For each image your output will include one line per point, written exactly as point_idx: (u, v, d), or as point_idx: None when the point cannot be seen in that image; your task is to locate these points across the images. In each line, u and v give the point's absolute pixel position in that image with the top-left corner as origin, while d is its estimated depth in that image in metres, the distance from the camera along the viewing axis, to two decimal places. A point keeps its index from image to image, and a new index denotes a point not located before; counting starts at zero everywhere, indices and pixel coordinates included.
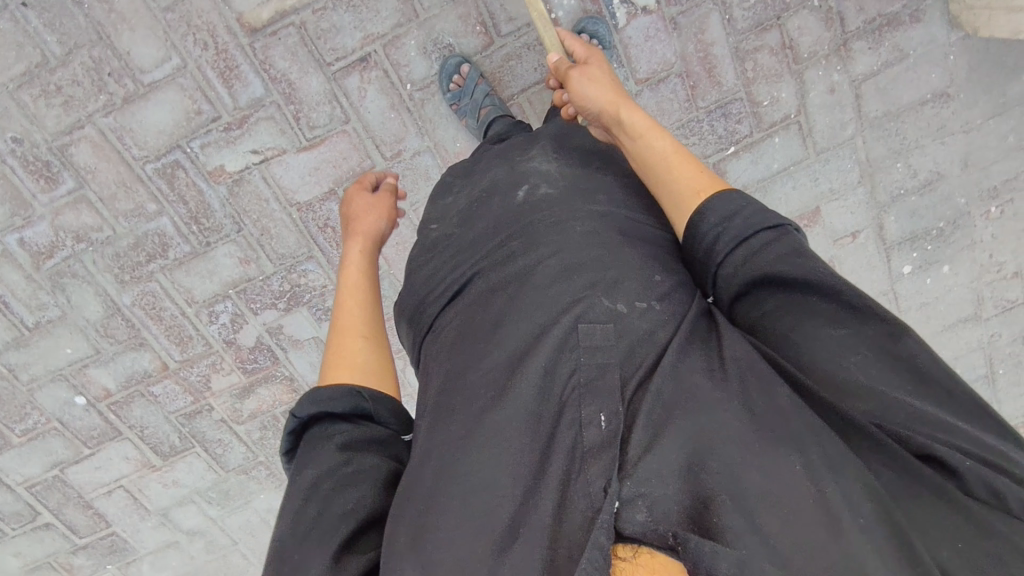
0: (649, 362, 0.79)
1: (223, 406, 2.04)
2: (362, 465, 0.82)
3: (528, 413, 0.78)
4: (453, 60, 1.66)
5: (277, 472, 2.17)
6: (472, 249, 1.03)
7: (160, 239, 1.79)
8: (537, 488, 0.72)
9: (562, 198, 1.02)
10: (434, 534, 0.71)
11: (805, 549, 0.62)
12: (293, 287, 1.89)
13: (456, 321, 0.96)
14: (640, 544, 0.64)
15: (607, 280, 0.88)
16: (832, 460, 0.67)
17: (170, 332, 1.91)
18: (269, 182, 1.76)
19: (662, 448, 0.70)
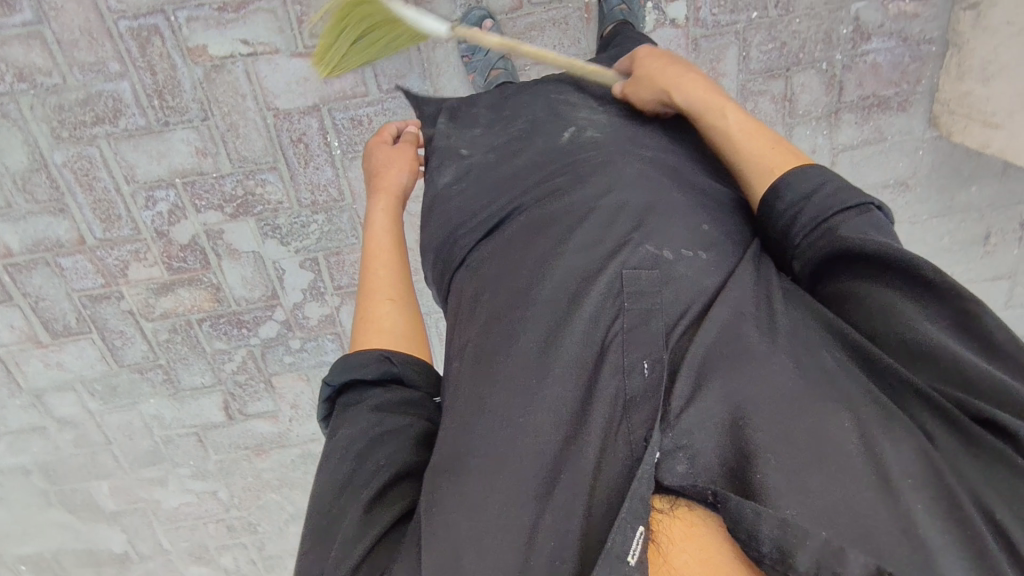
0: (695, 310, 0.83)
1: (135, 298, 1.90)
2: (395, 424, 0.87)
3: (572, 362, 0.82)
4: (477, 13, 1.59)
5: (174, 380, 2.06)
6: (515, 182, 1.10)
7: (114, 104, 1.64)
8: (579, 437, 0.76)
9: (608, 141, 1.08)
10: (473, 480, 0.76)
11: (853, 504, 0.63)
12: (246, 195, 1.78)
13: (496, 263, 0.99)
14: (677, 497, 0.70)
15: (653, 224, 0.93)
16: (884, 419, 0.68)
17: (98, 206, 1.76)
18: (251, 79, 1.65)
19: (705, 401, 0.73)
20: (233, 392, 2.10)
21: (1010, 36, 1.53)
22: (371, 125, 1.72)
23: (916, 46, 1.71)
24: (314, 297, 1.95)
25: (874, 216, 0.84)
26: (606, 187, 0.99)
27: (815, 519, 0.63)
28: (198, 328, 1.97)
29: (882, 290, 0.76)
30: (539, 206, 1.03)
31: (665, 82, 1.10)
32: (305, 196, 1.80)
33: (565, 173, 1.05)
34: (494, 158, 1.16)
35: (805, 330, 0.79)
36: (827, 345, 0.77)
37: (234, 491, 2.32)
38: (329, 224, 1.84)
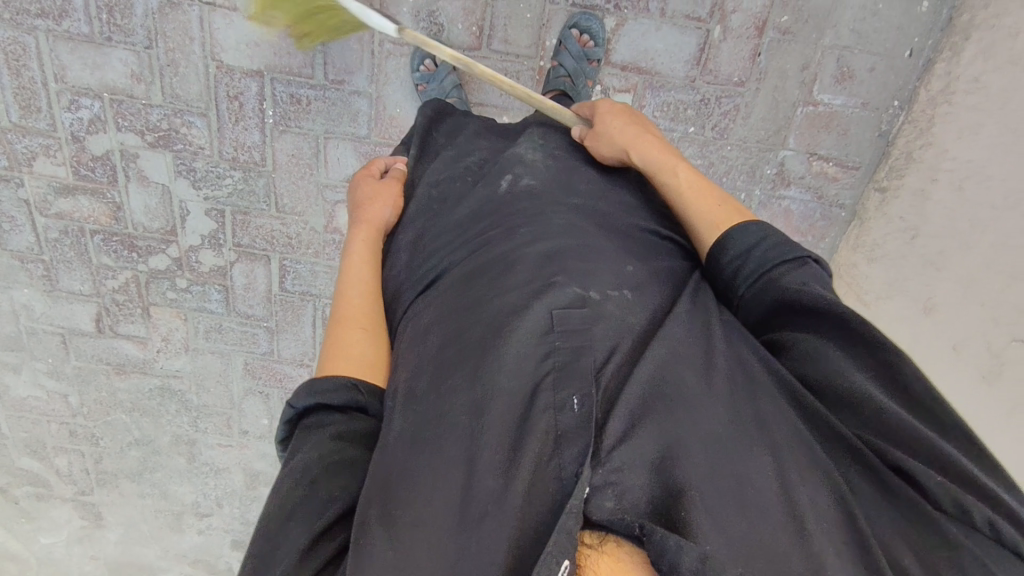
0: (625, 347, 0.88)
1: (35, 190, 1.91)
2: (349, 456, 0.89)
3: (503, 397, 0.83)
4: (434, 45, 1.64)
5: (53, 278, 2.07)
6: (457, 233, 1.10)
7: (62, 5, 1.66)
8: (508, 472, 0.78)
9: (545, 190, 1.11)
10: (402, 515, 0.78)
11: (770, 551, 0.70)
12: (170, 130, 1.79)
13: (434, 310, 1.00)
14: (606, 533, 0.73)
15: (583, 270, 0.96)
16: (805, 473, 0.76)
17: (20, 93, 1.76)
18: (204, 26, 1.67)
19: (637, 438, 0.77)
20: (108, 308, 2.12)
21: (899, 230, 1.63)
22: (307, 106, 1.75)
23: (827, 207, 1.77)
24: (211, 246, 1.98)
25: (806, 269, 0.95)
26: (532, 237, 1.02)
27: (736, 560, 0.68)
28: (89, 239, 1.98)
29: (816, 341, 0.87)
30: (472, 258, 1.04)
31: (622, 140, 1.17)
32: (227, 150, 1.82)
33: (496, 224, 1.07)
34: (439, 203, 1.19)
35: (742, 377, 0.86)
36: (767, 391, 0.85)
37: (85, 400, 2.34)
38: (244, 182, 1.87)
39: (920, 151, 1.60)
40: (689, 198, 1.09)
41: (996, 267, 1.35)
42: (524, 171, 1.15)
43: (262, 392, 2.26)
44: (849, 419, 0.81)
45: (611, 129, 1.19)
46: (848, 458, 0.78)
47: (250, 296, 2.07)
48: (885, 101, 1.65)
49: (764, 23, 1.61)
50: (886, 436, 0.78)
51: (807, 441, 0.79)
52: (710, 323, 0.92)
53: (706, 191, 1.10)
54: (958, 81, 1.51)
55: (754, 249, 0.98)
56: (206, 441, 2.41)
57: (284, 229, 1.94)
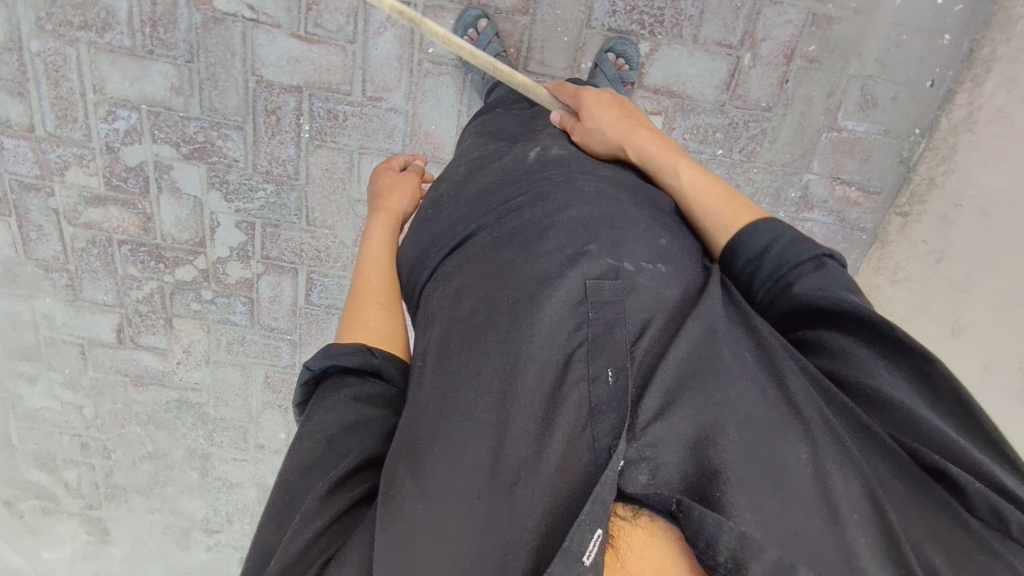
0: (659, 322, 0.90)
1: (65, 199, 1.91)
2: (366, 416, 0.94)
3: (537, 365, 0.88)
4: (472, 12, 1.62)
5: (77, 288, 2.07)
6: (484, 202, 1.11)
7: (105, 17, 1.67)
8: (541, 439, 0.82)
9: (573, 160, 1.14)
10: (432, 470, 0.83)
11: (803, 533, 0.72)
12: (205, 142, 1.81)
13: (463, 275, 1.02)
14: (639, 507, 0.78)
15: (612, 239, 0.99)
16: (833, 454, 0.77)
17: (58, 103, 1.77)
18: (246, 42, 1.69)
19: (672, 418, 0.80)
20: (131, 318, 2.12)
21: (922, 254, 1.69)
22: (344, 122, 1.78)
23: (849, 230, 1.82)
24: (239, 258, 1.99)
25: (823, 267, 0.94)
26: (564, 203, 1.04)
27: (771, 538, 0.71)
28: (116, 249, 1.99)
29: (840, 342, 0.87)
30: (498, 225, 1.06)
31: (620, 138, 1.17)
32: (262, 163, 1.84)
33: (526, 191, 1.09)
34: (466, 172, 1.21)
35: (774, 359, 0.86)
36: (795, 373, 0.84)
37: (100, 412, 2.32)
38: (275, 196, 1.89)
39: (943, 177, 1.66)
40: (696, 194, 1.10)
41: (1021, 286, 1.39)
42: (553, 144, 1.18)
43: (281, 405, 2.26)
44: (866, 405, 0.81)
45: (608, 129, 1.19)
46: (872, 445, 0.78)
47: (275, 308, 2.07)
48: (907, 129, 1.71)
49: (792, 52, 1.66)
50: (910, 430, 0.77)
51: (835, 427, 0.79)
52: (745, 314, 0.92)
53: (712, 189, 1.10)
54: (981, 110, 1.58)
55: (774, 244, 0.98)
56: (221, 455, 2.39)
57: (313, 242, 1.96)
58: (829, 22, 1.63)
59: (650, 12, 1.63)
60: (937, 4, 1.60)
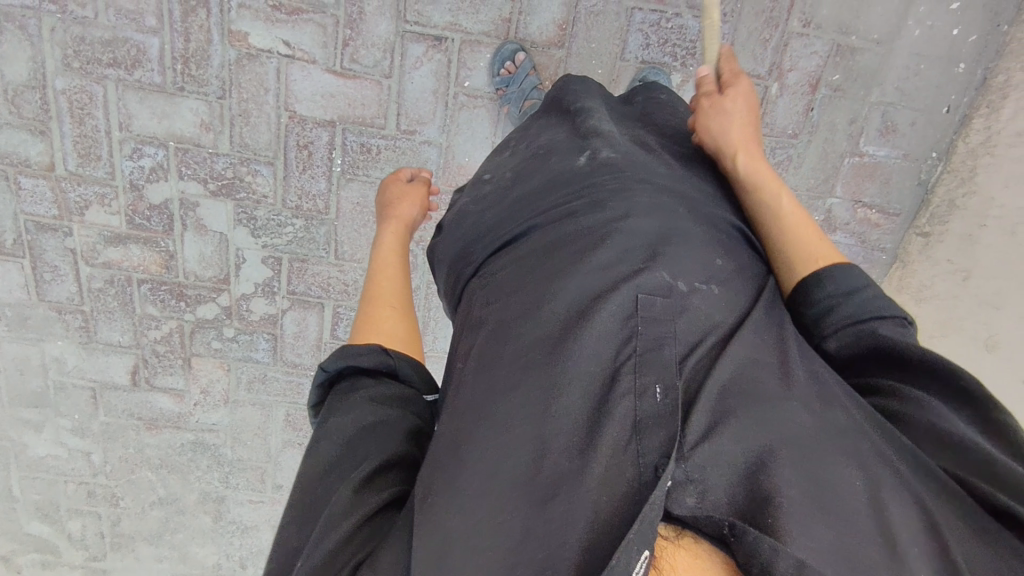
0: (709, 342, 0.87)
1: (83, 239, 1.86)
2: (387, 416, 0.92)
3: (582, 378, 0.83)
4: (510, 46, 1.65)
5: (91, 330, 2.00)
6: (533, 203, 1.10)
7: (135, 54, 1.64)
8: (584, 452, 0.78)
9: (626, 165, 1.08)
10: (468, 481, 0.80)
11: (860, 559, 0.69)
12: (234, 178, 1.78)
13: (506, 277, 1.01)
14: (683, 528, 0.73)
15: (668, 254, 0.94)
16: (887, 481, 0.76)
17: (81, 141, 1.73)
18: (280, 78, 1.67)
19: (721, 441, 0.77)
20: (147, 359, 2.05)
21: (947, 272, 1.75)
22: (377, 155, 1.77)
23: (869, 251, 1.89)
24: (264, 294, 1.95)
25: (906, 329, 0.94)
26: (624, 211, 0.99)
27: (830, 563, 0.68)
28: (135, 288, 1.93)
29: (913, 392, 0.87)
30: (556, 227, 1.03)
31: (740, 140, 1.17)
32: (291, 198, 1.82)
33: (580, 196, 1.05)
34: (511, 179, 1.19)
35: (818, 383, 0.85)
36: (841, 402, 0.84)
37: (109, 457, 2.23)
38: (304, 231, 1.86)
39: (964, 200, 1.72)
40: (793, 220, 1.09)
41: None
42: (602, 146, 1.13)
43: (302, 444, 2.21)
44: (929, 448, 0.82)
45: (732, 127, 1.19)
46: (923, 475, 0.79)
47: (299, 344, 2.03)
48: (925, 153, 1.78)
49: (817, 81, 1.71)
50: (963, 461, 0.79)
51: (886, 453, 0.80)
52: (781, 336, 0.91)
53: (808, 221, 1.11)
54: (1000, 135, 1.65)
55: (858, 294, 0.97)
56: (236, 498, 2.31)
57: (341, 276, 1.93)
58: (853, 52, 1.69)
59: (682, 45, 1.67)
60: (953, 36, 1.67)
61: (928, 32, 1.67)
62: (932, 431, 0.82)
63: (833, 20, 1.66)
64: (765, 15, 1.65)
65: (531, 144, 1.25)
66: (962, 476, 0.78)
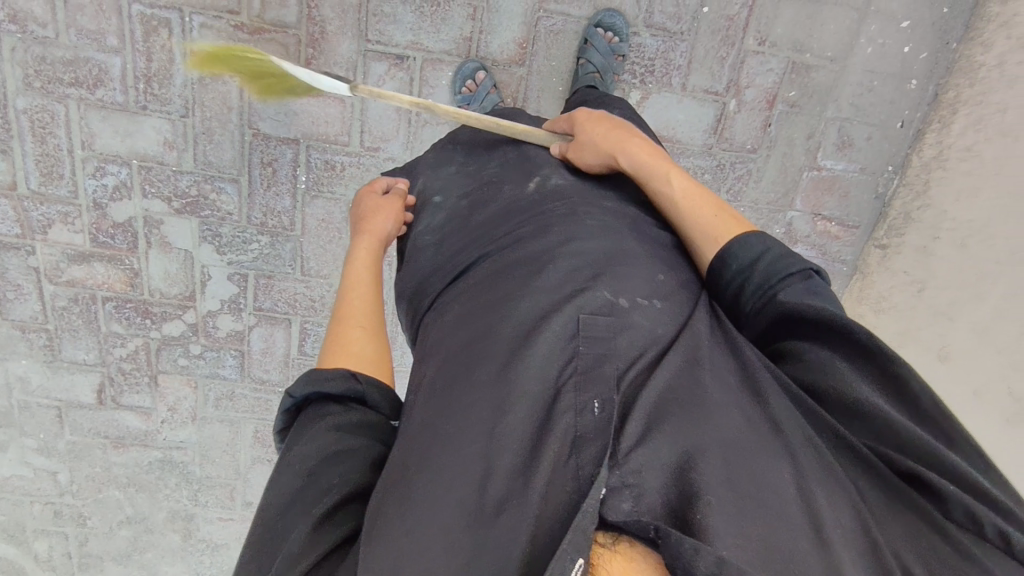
0: (649, 356, 0.88)
1: (47, 257, 1.85)
2: (351, 445, 0.90)
3: (525, 396, 0.84)
4: (471, 65, 1.66)
5: (56, 348, 1.98)
6: (487, 236, 1.14)
7: (97, 74, 1.64)
8: (528, 466, 0.79)
9: (573, 194, 1.15)
10: (415, 506, 0.79)
11: (790, 554, 0.70)
12: (198, 196, 1.79)
13: (461, 304, 1.04)
14: (619, 533, 0.72)
15: (612, 275, 0.97)
16: (819, 474, 0.77)
17: (43, 160, 1.73)
18: (243, 96, 1.68)
19: (655, 442, 0.77)
20: (112, 377, 2.04)
21: (904, 283, 1.77)
22: (341, 172, 1.78)
23: (830, 262, 1.91)
24: (230, 311, 1.95)
25: (811, 281, 0.94)
26: (566, 237, 1.04)
27: (754, 561, 0.68)
28: (100, 306, 1.92)
29: (829, 354, 0.85)
30: (502, 257, 1.07)
31: (608, 150, 1.16)
32: (256, 216, 1.82)
33: (530, 224, 1.10)
34: (468, 207, 1.24)
35: (753, 380, 0.87)
36: (779, 396, 0.85)
37: (76, 477, 2.20)
38: (269, 247, 1.87)
39: (918, 212, 1.76)
40: (687, 201, 1.08)
41: (988, 336, 1.49)
42: (553, 174, 1.21)
43: (271, 460, 2.20)
44: (848, 425, 0.82)
45: (595, 152, 1.18)
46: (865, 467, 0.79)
47: (267, 360, 2.03)
48: (881, 167, 1.81)
49: (774, 97, 1.74)
50: (892, 442, 0.78)
51: (820, 446, 0.81)
52: (719, 340, 0.93)
53: (703, 200, 1.07)
54: (951, 149, 1.68)
55: (763, 256, 0.97)
56: (206, 515, 2.29)
57: (307, 292, 1.93)
58: (808, 70, 1.72)
59: (641, 63, 1.70)
60: (904, 53, 1.71)
61: (879, 50, 1.71)
62: (845, 402, 0.82)
63: (788, 38, 1.69)
64: (722, 33, 1.68)
65: (484, 168, 1.31)
66: (890, 455, 0.77)
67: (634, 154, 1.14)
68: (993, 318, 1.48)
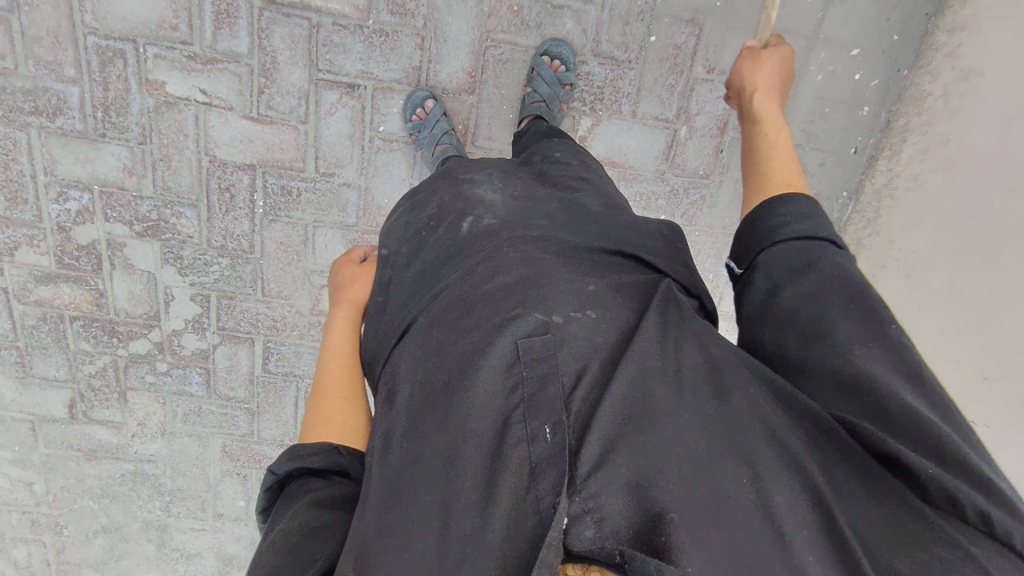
0: (593, 369, 0.85)
1: (15, 278, 1.90)
2: (335, 517, 0.87)
3: (473, 431, 0.83)
4: (420, 94, 1.69)
5: (27, 365, 2.04)
6: (423, 280, 1.07)
7: (56, 103, 1.69)
8: (486, 502, 0.77)
9: (502, 228, 1.06)
10: (381, 562, 0.77)
11: (755, 564, 0.67)
12: (159, 220, 1.83)
13: (402, 351, 1.00)
14: (588, 563, 0.69)
15: (539, 295, 0.94)
16: (777, 476, 0.73)
17: (7, 185, 1.78)
18: (199, 124, 1.72)
19: (613, 466, 0.75)
20: (82, 393, 2.09)
21: None
22: (298, 198, 1.81)
23: None
24: (194, 330, 1.99)
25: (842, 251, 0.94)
26: (494, 267, 1.00)
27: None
28: (68, 325, 1.97)
29: (824, 314, 0.85)
30: (430, 304, 1.01)
31: (761, 83, 1.22)
32: (216, 239, 1.86)
33: (457, 267, 1.03)
34: (405, 255, 1.16)
35: (708, 385, 0.83)
36: (736, 399, 0.81)
37: (51, 487, 2.26)
38: (230, 269, 1.90)
39: (869, 240, 1.77)
40: (778, 150, 1.11)
41: (952, 353, 1.49)
42: (484, 211, 1.10)
43: (240, 473, 2.24)
44: (832, 399, 0.80)
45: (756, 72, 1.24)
46: (831, 459, 0.75)
47: (232, 377, 2.07)
48: (835, 193, 1.80)
49: (725, 124, 1.75)
50: (874, 410, 0.77)
51: (784, 444, 0.76)
52: (667, 345, 0.88)
53: (787, 156, 1.10)
54: (900, 177, 1.69)
55: (812, 213, 0.96)
56: (178, 526, 2.34)
57: (269, 312, 1.97)
58: None
59: (590, 91, 1.71)
60: (855, 81, 1.71)
61: (829, 77, 1.70)
62: (835, 378, 0.80)
63: None
64: (669, 61, 1.68)
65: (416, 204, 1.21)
66: (868, 430, 0.75)
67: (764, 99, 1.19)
68: (940, 343, 1.52)
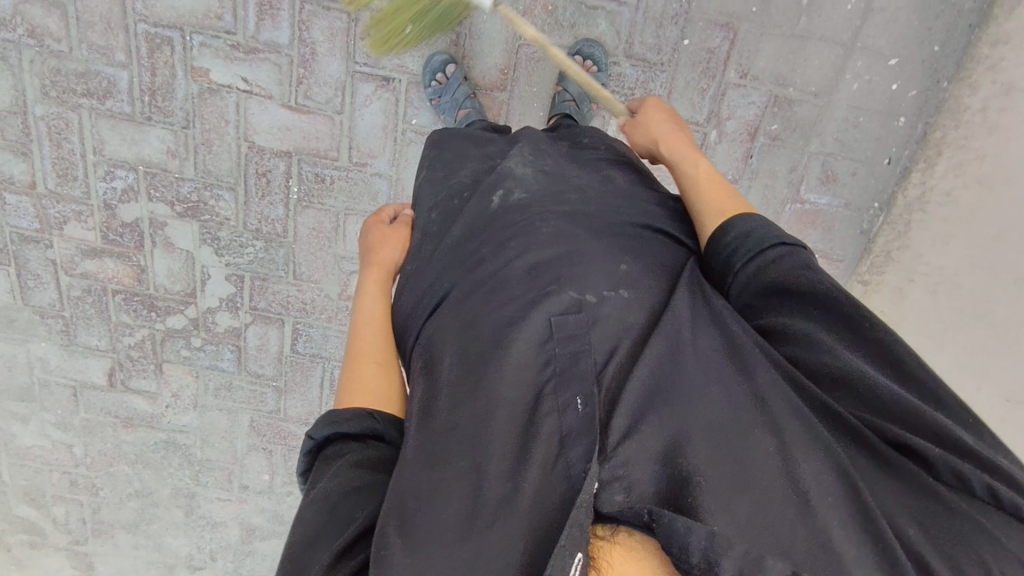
0: (624, 348, 0.89)
1: (62, 251, 2.00)
2: (373, 479, 0.88)
3: (506, 403, 0.87)
4: (439, 58, 1.71)
5: (70, 333, 2.14)
6: (452, 252, 1.09)
7: (106, 86, 1.77)
8: (517, 469, 0.81)
9: (536, 203, 1.08)
10: (419, 523, 0.80)
11: (777, 528, 0.72)
12: (198, 202, 1.90)
13: (429, 331, 1.02)
14: (617, 524, 0.76)
15: (573, 274, 0.97)
16: (803, 442, 0.78)
17: (59, 162, 1.87)
18: (240, 111, 1.79)
19: (643, 436, 0.80)
20: (121, 363, 2.19)
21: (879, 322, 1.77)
22: (331, 185, 1.87)
23: None
24: (228, 308, 2.06)
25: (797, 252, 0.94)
26: (521, 252, 1.02)
27: (748, 534, 0.71)
28: (110, 298, 2.06)
29: (812, 328, 0.87)
30: (467, 274, 1.04)
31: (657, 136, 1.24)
32: (252, 222, 1.92)
33: (488, 241, 1.06)
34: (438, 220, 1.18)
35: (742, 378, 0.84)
36: (761, 375, 0.84)
37: (89, 451, 2.37)
38: (264, 252, 1.97)
39: (898, 252, 1.76)
40: (703, 184, 1.12)
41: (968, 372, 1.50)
42: (515, 184, 1.12)
43: (266, 448, 2.32)
44: (842, 397, 0.82)
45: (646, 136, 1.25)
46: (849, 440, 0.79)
47: (262, 356, 2.14)
48: (868, 203, 1.78)
49: (756, 130, 1.73)
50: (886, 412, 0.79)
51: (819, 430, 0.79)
52: (698, 317, 0.91)
53: (716, 185, 1.11)
54: (933, 192, 1.68)
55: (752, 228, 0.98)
56: (206, 495, 2.44)
57: (299, 295, 2.03)
58: (790, 104, 1.71)
59: (620, 92, 1.72)
60: (892, 91, 1.68)
61: (865, 86, 1.68)
62: (836, 379, 0.83)
63: (769, 72, 1.68)
64: (702, 65, 1.69)
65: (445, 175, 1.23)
66: (876, 421, 0.79)
67: (673, 143, 1.21)
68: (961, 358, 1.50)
